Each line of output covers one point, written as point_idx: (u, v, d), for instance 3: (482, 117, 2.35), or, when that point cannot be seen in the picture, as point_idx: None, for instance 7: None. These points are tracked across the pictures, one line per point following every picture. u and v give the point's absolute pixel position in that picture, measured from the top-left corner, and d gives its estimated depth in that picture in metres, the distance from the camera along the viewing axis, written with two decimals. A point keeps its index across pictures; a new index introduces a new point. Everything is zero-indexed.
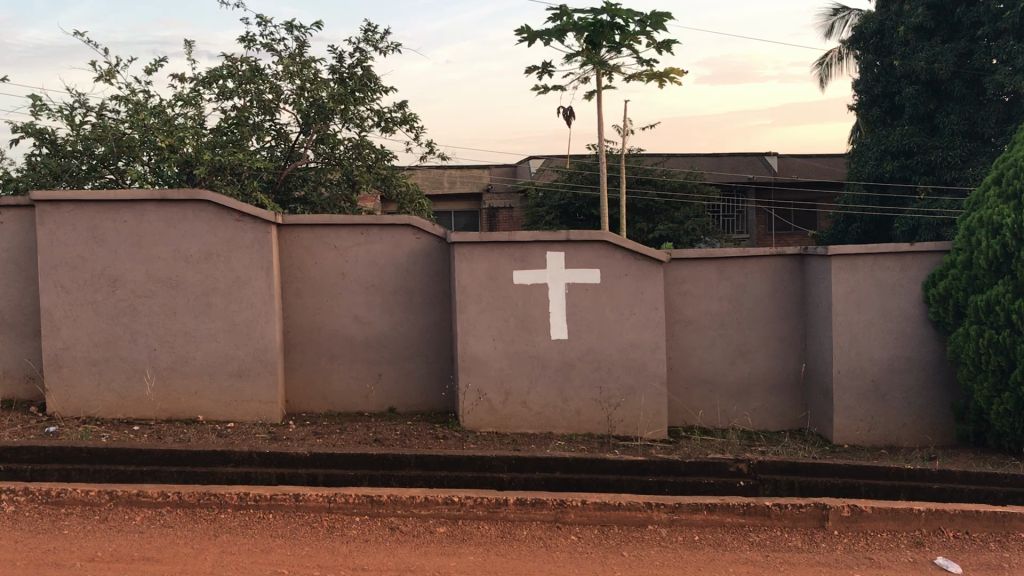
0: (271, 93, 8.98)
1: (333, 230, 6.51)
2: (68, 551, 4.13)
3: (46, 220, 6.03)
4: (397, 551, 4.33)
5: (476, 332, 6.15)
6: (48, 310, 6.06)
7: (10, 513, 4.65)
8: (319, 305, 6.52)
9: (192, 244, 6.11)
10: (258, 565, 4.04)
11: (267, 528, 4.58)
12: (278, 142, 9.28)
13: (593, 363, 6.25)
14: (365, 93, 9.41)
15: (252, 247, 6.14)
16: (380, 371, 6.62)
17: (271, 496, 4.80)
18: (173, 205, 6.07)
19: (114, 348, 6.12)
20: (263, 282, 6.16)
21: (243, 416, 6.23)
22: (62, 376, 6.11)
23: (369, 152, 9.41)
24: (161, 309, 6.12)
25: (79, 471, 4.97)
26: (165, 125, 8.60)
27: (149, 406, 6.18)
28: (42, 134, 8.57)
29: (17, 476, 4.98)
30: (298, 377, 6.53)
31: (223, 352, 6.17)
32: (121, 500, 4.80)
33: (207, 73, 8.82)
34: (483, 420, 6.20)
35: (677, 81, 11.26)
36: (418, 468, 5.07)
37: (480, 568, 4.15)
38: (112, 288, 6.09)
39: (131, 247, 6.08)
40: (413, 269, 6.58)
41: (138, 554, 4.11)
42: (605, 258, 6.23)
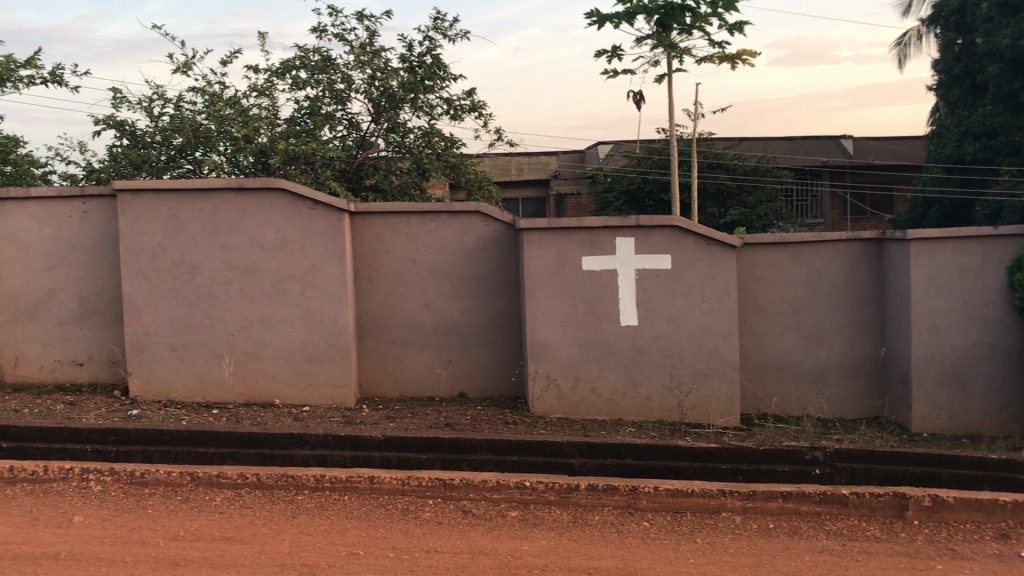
0: (342, 83, 9.04)
1: (403, 217, 6.56)
2: (153, 529, 4.25)
3: (128, 209, 6.21)
4: (470, 534, 4.35)
5: (545, 319, 6.16)
6: (130, 297, 6.25)
7: (98, 492, 4.81)
8: (390, 291, 6.60)
9: (267, 232, 6.22)
10: (335, 545, 4.11)
11: (343, 509, 4.65)
12: (349, 132, 9.27)
13: (663, 350, 6.20)
14: (435, 81, 9.31)
15: (325, 235, 6.23)
16: (450, 357, 6.66)
17: (346, 478, 4.88)
18: (248, 194, 6.20)
19: (193, 334, 6.28)
20: (336, 269, 6.24)
21: (317, 400, 6.34)
22: (143, 360, 6.30)
23: (438, 141, 9.35)
24: (237, 295, 6.26)
25: (161, 453, 5.14)
26: (240, 116, 8.72)
27: (226, 390, 6.33)
28: (122, 125, 8.73)
29: (103, 456, 5.16)
30: (370, 362, 6.63)
31: (298, 337, 6.28)
32: (202, 481, 4.92)
33: (280, 64, 8.93)
34: (553, 406, 6.21)
35: (748, 64, 11.05)
36: (489, 452, 5.12)
37: (553, 553, 4.15)
38: (191, 275, 6.24)
39: (209, 236, 6.23)
40: (484, 256, 6.60)
41: (218, 534, 4.21)
42: (675, 243, 6.16)
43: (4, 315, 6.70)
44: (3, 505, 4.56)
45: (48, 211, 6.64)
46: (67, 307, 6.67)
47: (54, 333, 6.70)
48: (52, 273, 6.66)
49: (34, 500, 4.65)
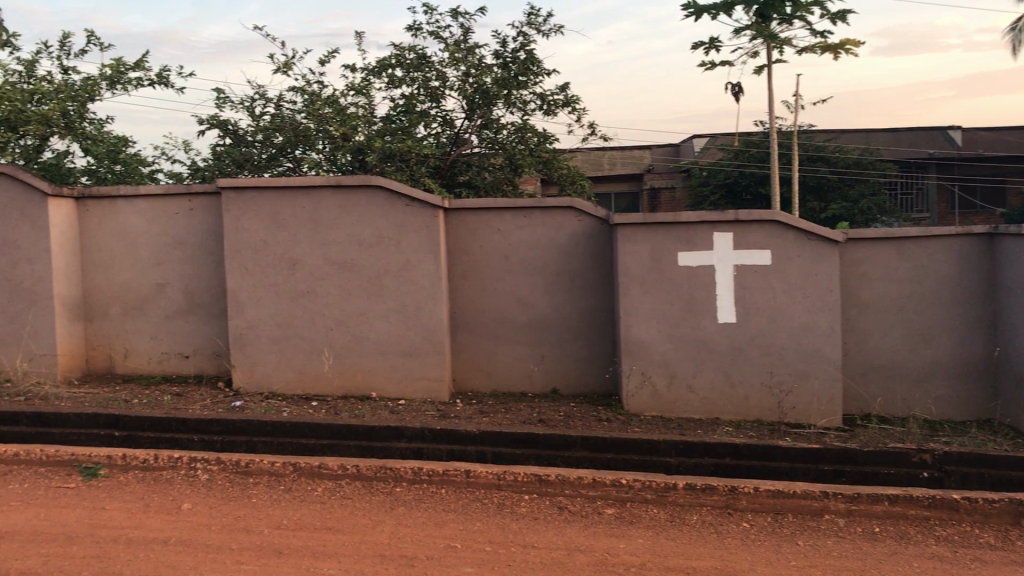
0: (437, 80, 9.09)
1: (497, 213, 6.59)
2: (257, 518, 4.36)
3: (232, 206, 6.40)
4: (567, 531, 4.33)
5: (641, 315, 6.11)
6: (234, 291, 6.44)
7: (205, 480, 4.96)
8: (484, 287, 6.63)
9: (365, 228, 6.32)
10: (433, 538, 4.14)
11: (440, 502, 4.69)
12: (444, 129, 9.28)
13: (762, 348, 6.06)
14: (529, 76, 9.24)
15: (421, 231, 6.29)
16: (543, 353, 6.65)
17: (443, 471, 4.94)
18: (347, 191, 6.30)
19: (294, 328, 6.43)
20: (431, 264, 6.29)
21: (412, 394, 6.41)
22: (246, 353, 6.48)
23: (532, 136, 9.27)
24: (336, 290, 6.38)
25: (264, 443, 5.27)
26: (339, 114, 8.85)
27: (325, 382, 6.46)
28: (225, 125, 8.96)
29: (209, 446, 5.32)
30: (465, 357, 6.69)
31: (394, 332, 6.36)
32: (304, 472, 5.03)
33: (377, 62, 9.05)
34: (648, 404, 6.15)
35: (852, 54, 10.73)
36: (584, 449, 5.09)
37: (650, 552, 4.10)
38: (291, 271, 6.39)
39: (309, 232, 6.37)
40: (578, 252, 6.55)
41: (319, 524, 4.29)
42: (775, 239, 6.01)
43: (115, 309, 6.98)
44: (116, 491, 4.75)
45: (156, 209, 6.88)
46: (173, 301, 6.90)
47: (162, 326, 6.94)
48: (159, 268, 6.91)
49: (145, 487, 4.83)
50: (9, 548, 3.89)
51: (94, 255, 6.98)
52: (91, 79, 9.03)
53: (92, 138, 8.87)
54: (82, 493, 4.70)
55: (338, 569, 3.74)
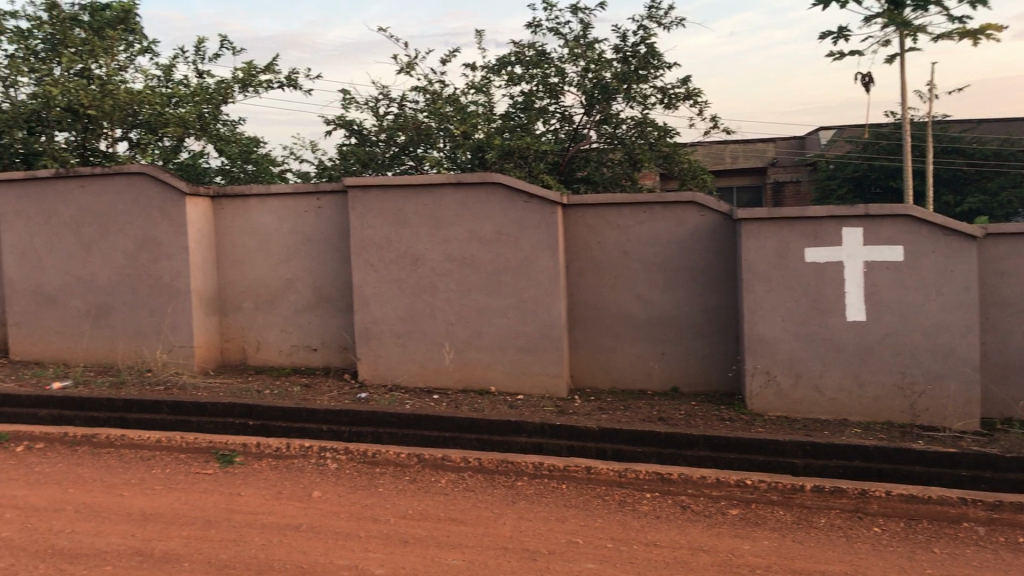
0: (557, 76, 9.09)
1: (616, 209, 6.55)
2: (384, 507, 4.48)
3: (357, 204, 6.60)
4: (690, 530, 4.29)
5: (764, 312, 5.99)
6: (359, 287, 6.63)
7: (334, 469, 5.13)
8: (603, 284, 6.62)
9: (485, 225, 6.39)
10: (555, 533, 4.16)
11: (562, 497, 4.70)
12: (563, 125, 9.29)
13: (893, 347, 5.84)
14: (649, 70, 9.11)
15: (540, 227, 6.30)
16: (663, 350, 6.59)
17: (564, 467, 4.97)
18: (467, 188, 6.39)
19: (416, 323, 6.58)
20: (550, 261, 6.30)
21: (531, 389, 6.44)
22: (371, 346, 6.68)
23: (651, 130, 9.16)
24: (457, 286, 6.48)
25: (389, 434, 5.41)
26: (459, 113, 8.97)
27: (446, 376, 6.57)
28: (350, 125, 9.22)
29: (337, 437, 5.49)
30: (584, 353, 6.70)
31: (514, 327, 6.41)
32: (428, 463, 5.14)
33: (497, 60, 9.13)
34: (772, 403, 6.03)
35: (993, 39, 10.19)
36: (707, 448, 5.02)
37: (776, 554, 4.02)
38: (414, 267, 6.53)
39: (431, 229, 6.48)
40: (699, 248, 6.44)
41: (444, 515, 4.37)
42: (908, 234, 5.77)
43: (248, 303, 7.28)
44: (251, 477, 4.96)
45: (286, 207, 7.13)
46: (302, 296, 7.14)
47: (291, 320, 7.19)
48: (289, 264, 7.16)
49: (278, 474, 5.02)
50: (154, 529, 4.11)
51: (229, 252, 7.29)
52: (224, 82, 9.43)
53: (226, 139, 9.27)
54: (219, 479, 4.92)
55: (461, 560, 3.80)
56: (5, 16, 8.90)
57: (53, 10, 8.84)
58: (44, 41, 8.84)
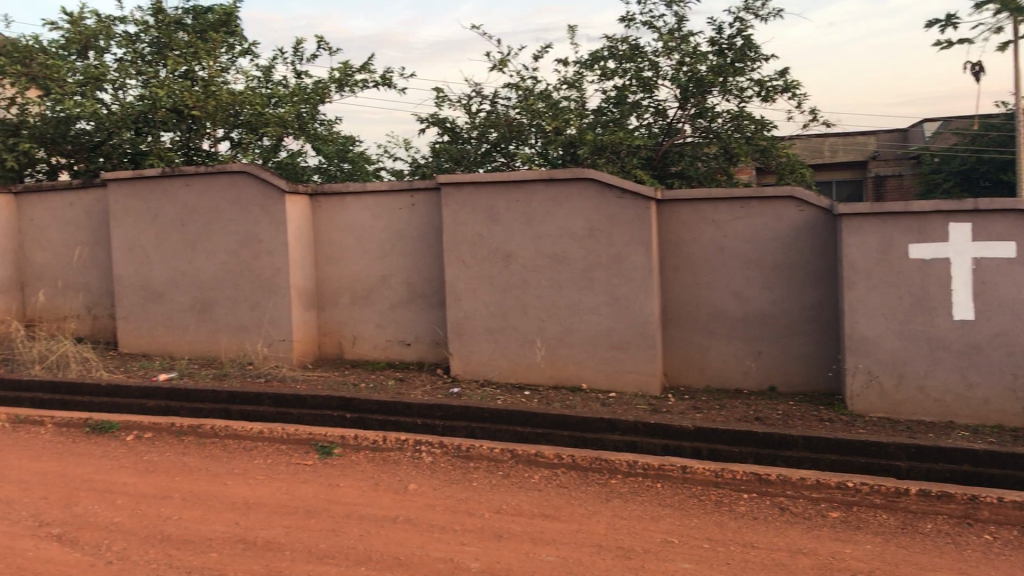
0: (650, 70, 8.99)
1: (712, 204, 6.44)
2: (478, 501, 4.50)
3: (450, 201, 6.66)
4: (788, 532, 4.19)
5: (866, 311, 5.81)
6: (452, 283, 6.71)
7: (429, 462, 5.19)
8: (697, 280, 6.53)
9: (577, 221, 6.36)
10: (649, 531, 4.13)
11: (656, 496, 4.66)
12: (656, 119, 9.19)
13: (1005, 348, 5.58)
14: (746, 62, 8.91)
15: (633, 223, 6.24)
16: (760, 348, 6.46)
17: (659, 465, 4.92)
18: (560, 184, 6.37)
19: (508, 319, 6.60)
20: (643, 257, 6.23)
21: (624, 386, 6.38)
22: (464, 342, 6.74)
23: (748, 124, 8.97)
24: (549, 282, 6.47)
25: (482, 429, 5.44)
26: (551, 108, 8.96)
27: (538, 372, 6.57)
28: (444, 122, 9.30)
29: (431, 431, 5.54)
30: (678, 350, 6.63)
31: (606, 324, 6.37)
32: (522, 459, 5.16)
33: (590, 55, 9.08)
34: (873, 404, 5.85)
35: None
36: (806, 449, 4.90)
37: (879, 558, 3.90)
38: (506, 263, 6.56)
39: (523, 225, 6.49)
40: (798, 244, 6.28)
41: (538, 511, 4.37)
42: (1022, 229, 5.51)
43: (345, 299, 7.43)
44: (349, 469, 5.05)
45: (381, 204, 7.23)
46: (396, 291, 7.25)
47: (386, 315, 7.31)
48: (384, 260, 7.27)
49: (375, 467, 5.11)
50: (257, 517, 4.23)
51: (326, 248, 7.45)
52: (322, 82, 9.62)
53: (323, 138, 9.47)
54: (318, 470, 5.03)
55: (556, 556, 3.80)
56: (114, 21, 9.26)
57: (159, 14, 9.16)
58: (151, 44, 9.18)
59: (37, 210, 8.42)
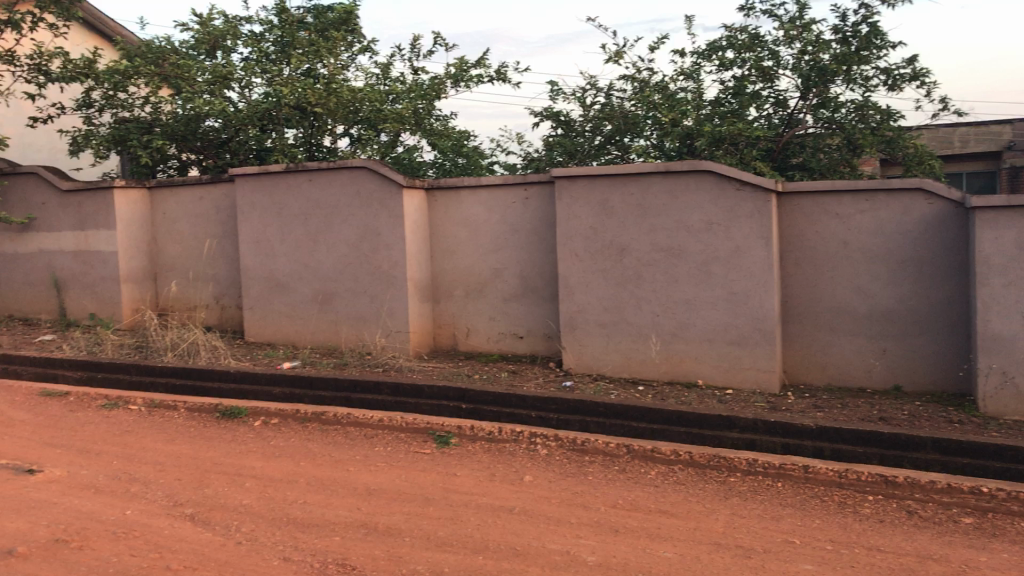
0: (770, 60, 8.77)
1: (835, 197, 6.24)
2: (594, 495, 4.49)
3: (564, 194, 6.67)
4: (917, 537, 4.03)
5: (1001, 308, 5.53)
6: (566, 276, 6.72)
7: (544, 455, 5.21)
8: (818, 275, 6.36)
9: (693, 214, 6.26)
10: (770, 531, 4.04)
11: (776, 495, 4.55)
12: (776, 110, 8.96)
13: None
14: (873, 50, 8.59)
15: (752, 217, 6.10)
16: (884, 346, 6.23)
17: (779, 465, 4.81)
18: (676, 177, 6.28)
19: (622, 313, 6.56)
20: (762, 251, 6.08)
21: (741, 383, 6.25)
22: (576, 336, 6.75)
23: (874, 113, 8.63)
24: (664, 277, 6.40)
25: (596, 423, 5.43)
26: (668, 100, 8.84)
27: (653, 367, 6.51)
28: (558, 115, 9.29)
29: (546, 423, 5.56)
30: (797, 347, 6.46)
31: (723, 320, 6.26)
32: (637, 454, 5.12)
33: (707, 45, 8.93)
34: (1008, 406, 5.57)
35: None
36: (936, 452, 4.70)
37: (1017, 568, 3.71)
38: (620, 257, 6.52)
39: (638, 218, 6.44)
40: (927, 238, 6.02)
41: (655, 507, 4.33)
42: None
43: (459, 291, 7.53)
44: (465, 458, 5.12)
45: (496, 197, 7.28)
46: (510, 284, 7.29)
47: (499, 308, 7.36)
48: (498, 253, 7.32)
49: (491, 457, 5.16)
50: (378, 503, 4.33)
51: (442, 241, 7.56)
52: (438, 77, 9.76)
53: (438, 133, 9.60)
54: (436, 459, 5.11)
55: (673, 553, 3.76)
56: (241, 21, 9.61)
57: (283, 14, 9.45)
58: (275, 43, 9.47)
59: (170, 204, 8.81)
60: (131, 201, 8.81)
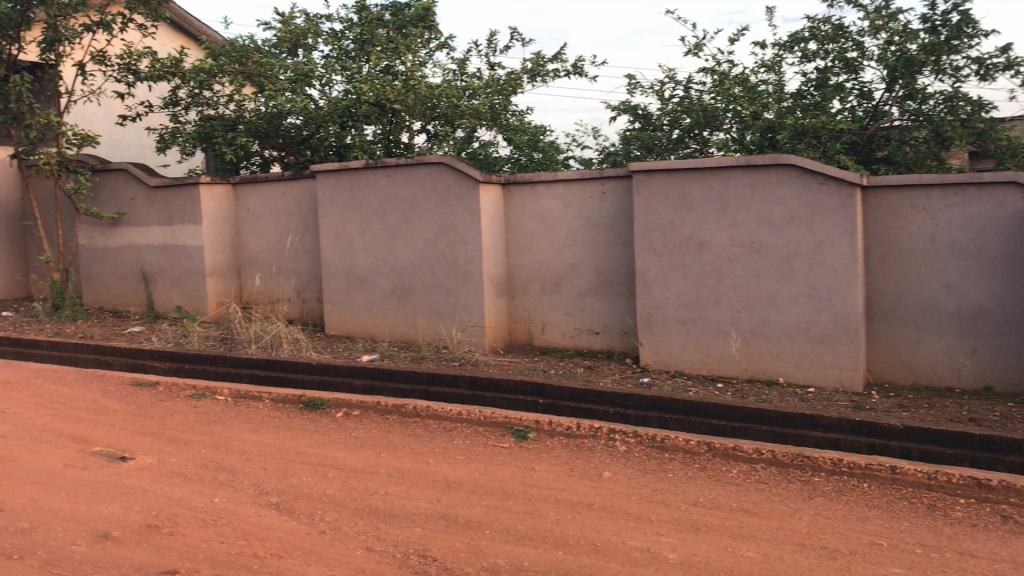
0: (855, 51, 8.55)
1: (923, 190, 6.07)
2: (674, 492, 4.45)
3: (642, 188, 6.62)
4: (1012, 542, 3.89)
5: None
6: (643, 272, 6.67)
7: (623, 451, 5.18)
8: (904, 271, 6.19)
9: (775, 209, 6.15)
10: (856, 533, 3.94)
11: (862, 496, 4.45)
12: (861, 102, 8.74)
13: None
14: (964, 39, 8.31)
15: (836, 211, 5.96)
16: (974, 344, 6.03)
17: (865, 465, 4.69)
18: (757, 171, 6.18)
19: (701, 309, 6.49)
20: (846, 246, 5.95)
21: (823, 381, 6.13)
22: (654, 332, 6.70)
23: (964, 104, 8.36)
24: (744, 272, 6.30)
25: (676, 421, 5.38)
26: (748, 93, 8.71)
27: (732, 365, 6.43)
28: (635, 109, 9.22)
29: (624, 420, 5.53)
30: (882, 345, 6.30)
31: (805, 316, 6.13)
32: (718, 452, 5.06)
33: (789, 36, 8.76)
34: None
35: None
36: None
37: None
38: (699, 252, 6.44)
39: (718, 213, 6.35)
40: (1021, 233, 5.81)
41: (736, 505, 4.27)
42: None
43: (535, 287, 7.54)
44: (544, 453, 5.12)
45: (572, 191, 7.26)
46: (587, 279, 7.27)
47: (575, 303, 7.35)
48: (574, 248, 7.31)
49: (570, 452, 5.15)
50: (458, 496, 4.36)
51: (518, 236, 7.57)
52: (514, 73, 9.77)
53: (515, 128, 9.62)
54: (515, 453, 5.12)
55: (756, 552, 3.70)
56: (322, 20, 9.76)
57: (363, 11, 9.58)
58: (355, 40, 9.60)
59: (253, 199, 9.00)
60: (217, 197, 9.03)
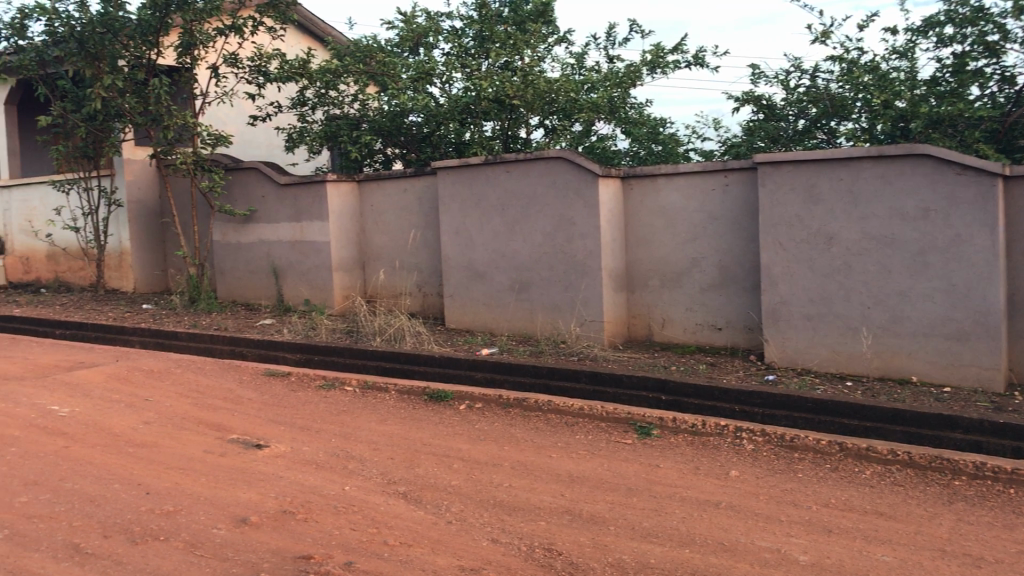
0: (996, 33, 8.12)
1: None
2: (804, 493, 4.34)
3: (768, 180, 6.47)
4: None
5: None
6: (768, 267, 6.53)
7: (750, 450, 5.08)
8: None
9: (909, 201, 5.91)
10: (1001, 541, 3.76)
11: (1008, 502, 4.23)
12: (1002, 87, 8.31)
13: None
14: None
15: (975, 203, 5.68)
16: None
17: (1011, 470, 4.46)
18: (890, 161, 5.95)
19: (829, 305, 6.30)
20: (986, 240, 5.66)
21: (961, 381, 5.85)
22: (779, 328, 6.54)
23: None
24: (875, 267, 6.08)
25: (805, 419, 5.24)
26: (879, 80, 8.39)
27: (862, 362, 6.21)
28: (759, 100, 9.01)
29: (751, 418, 5.42)
30: None
31: (941, 313, 5.87)
32: (851, 453, 4.90)
33: (924, 20, 8.40)
34: None
35: None
36: None
37: None
38: (828, 246, 6.25)
39: (847, 205, 6.15)
40: None
41: (871, 508, 4.13)
42: None
43: (655, 281, 7.47)
44: (668, 450, 5.07)
45: (695, 185, 7.15)
46: (709, 274, 7.15)
47: (697, 298, 7.24)
48: (696, 242, 7.19)
49: (695, 450, 5.09)
50: (583, 491, 4.36)
51: (639, 230, 7.51)
52: (633, 65, 9.68)
53: (634, 122, 9.55)
54: (639, 449, 5.09)
55: (893, 557, 3.57)
56: (442, 18, 9.91)
57: (483, 8, 9.67)
58: (475, 37, 9.70)
59: (377, 196, 9.22)
60: (343, 194, 9.28)
